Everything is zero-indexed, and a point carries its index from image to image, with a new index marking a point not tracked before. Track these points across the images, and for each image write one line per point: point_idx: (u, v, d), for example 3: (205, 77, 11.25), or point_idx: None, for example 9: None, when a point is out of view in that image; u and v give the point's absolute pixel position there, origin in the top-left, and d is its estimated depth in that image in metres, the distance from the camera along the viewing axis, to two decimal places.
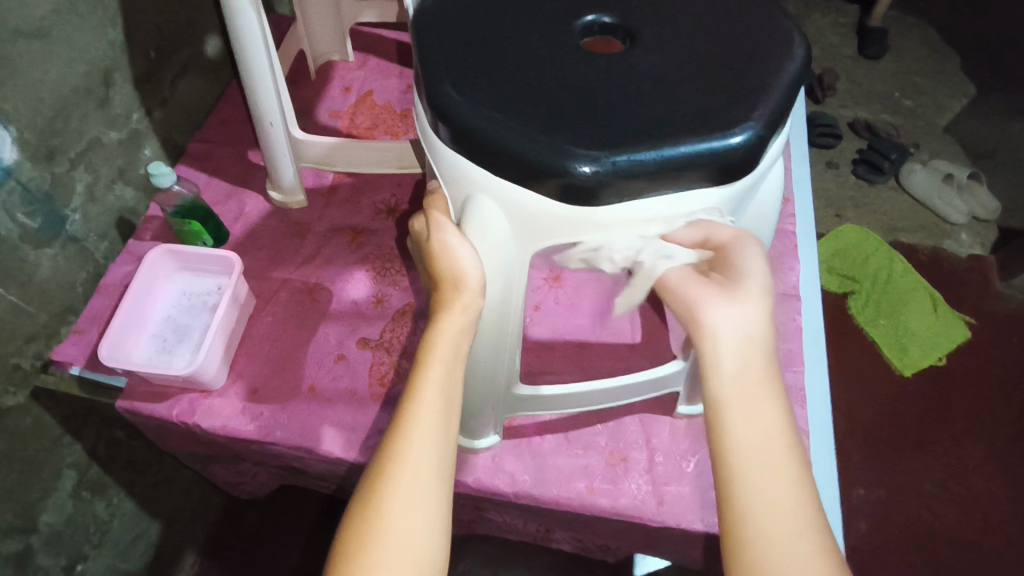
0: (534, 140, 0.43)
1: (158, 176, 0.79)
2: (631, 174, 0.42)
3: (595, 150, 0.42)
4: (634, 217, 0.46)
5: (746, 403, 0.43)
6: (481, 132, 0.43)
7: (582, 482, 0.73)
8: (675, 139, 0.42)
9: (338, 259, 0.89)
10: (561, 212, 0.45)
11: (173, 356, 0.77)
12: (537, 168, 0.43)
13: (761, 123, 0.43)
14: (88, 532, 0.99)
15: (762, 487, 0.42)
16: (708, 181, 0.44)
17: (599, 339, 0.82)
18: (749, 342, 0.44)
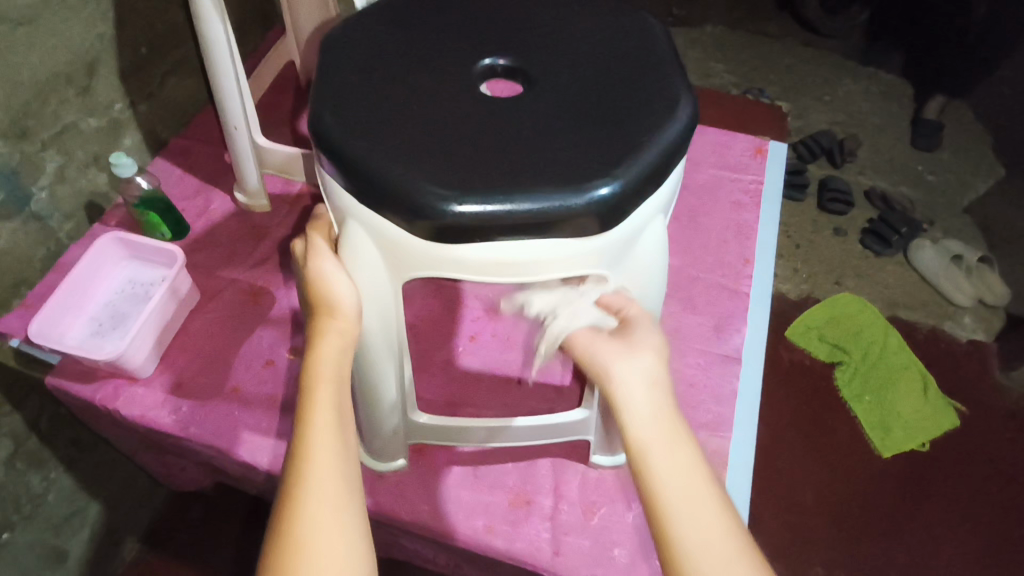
0: (393, 172, 0.43)
1: (118, 166, 0.82)
2: (481, 218, 0.42)
3: (449, 190, 0.42)
4: (497, 261, 0.45)
5: (667, 441, 0.46)
6: (345, 160, 0.44)
7: (481, 521, 0.72)
8: (531, 187, 0.42)
9: (289, 266, 0.91)
10: (424, 248, 0.45)
11: (104, 340, 0.78)
12: (394, 201, 0.43)
13: (622, 181, 0.42)
14: (19, 503, 1.01)
15: (691, 511, 0.44)
16: (567, 232, 0.43)
17: (528, 376, 0.82)
18: (661, 380, 0.49)
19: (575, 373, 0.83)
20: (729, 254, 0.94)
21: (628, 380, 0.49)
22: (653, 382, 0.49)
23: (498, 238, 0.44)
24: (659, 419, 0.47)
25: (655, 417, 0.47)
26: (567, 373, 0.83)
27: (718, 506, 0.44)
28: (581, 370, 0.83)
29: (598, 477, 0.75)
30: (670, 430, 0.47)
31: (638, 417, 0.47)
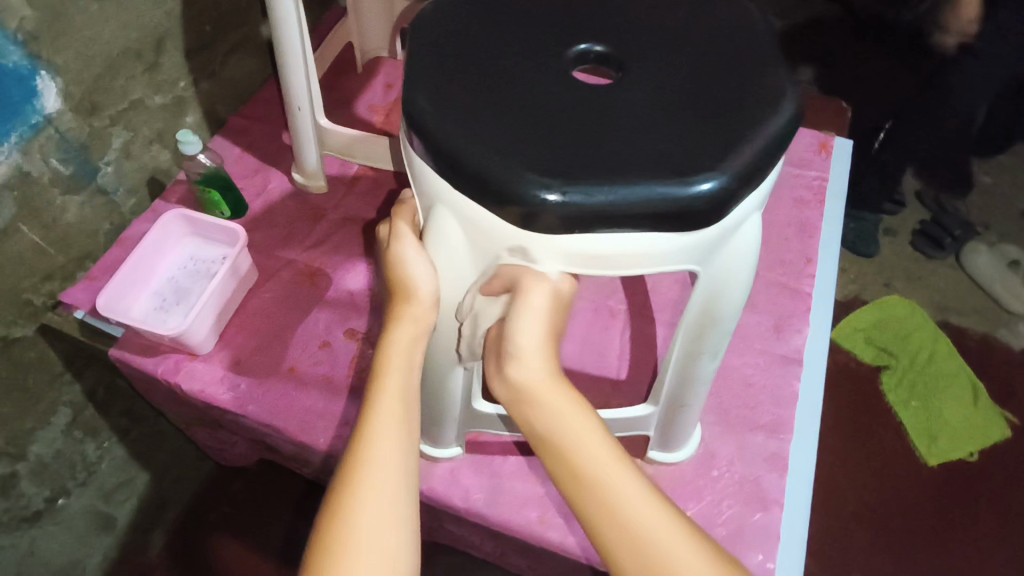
0: (490, 159, 0.42)
1: (184, 144, 0.82)
2: (583, 210, 0.41)
3: (548, 178, 0.41)
4: (590, 253, 0.44)
5: (557, 446, 0.48)
6: (443, 147, 0.43)
7: (534, 512, 0.71)
8: (634, 180, 0.41)
9: (345, 248, 0.91)
10: (517, 237, 0.44)
11: (168, 316, 0.80)
12: (489, 186, 0.42)
13: (728, 176, 0.41)
14: (75, 470, 1.03)
15: (595, 503, 0.46)
16: (665, 227, 0.42)
17: (583, 368, 0.81)
18: (539, 389, 0.49)
19: (632, 368, 0.82)
20: (790, 252, 0.92)
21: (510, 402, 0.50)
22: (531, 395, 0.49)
23: (594, 230, 0.42)
24: (558, 425, 0.48)
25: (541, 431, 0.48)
26: (623, 367, 0.82)
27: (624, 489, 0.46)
28: (638, 364, 0.82)
29: (655, 474, 0.74)
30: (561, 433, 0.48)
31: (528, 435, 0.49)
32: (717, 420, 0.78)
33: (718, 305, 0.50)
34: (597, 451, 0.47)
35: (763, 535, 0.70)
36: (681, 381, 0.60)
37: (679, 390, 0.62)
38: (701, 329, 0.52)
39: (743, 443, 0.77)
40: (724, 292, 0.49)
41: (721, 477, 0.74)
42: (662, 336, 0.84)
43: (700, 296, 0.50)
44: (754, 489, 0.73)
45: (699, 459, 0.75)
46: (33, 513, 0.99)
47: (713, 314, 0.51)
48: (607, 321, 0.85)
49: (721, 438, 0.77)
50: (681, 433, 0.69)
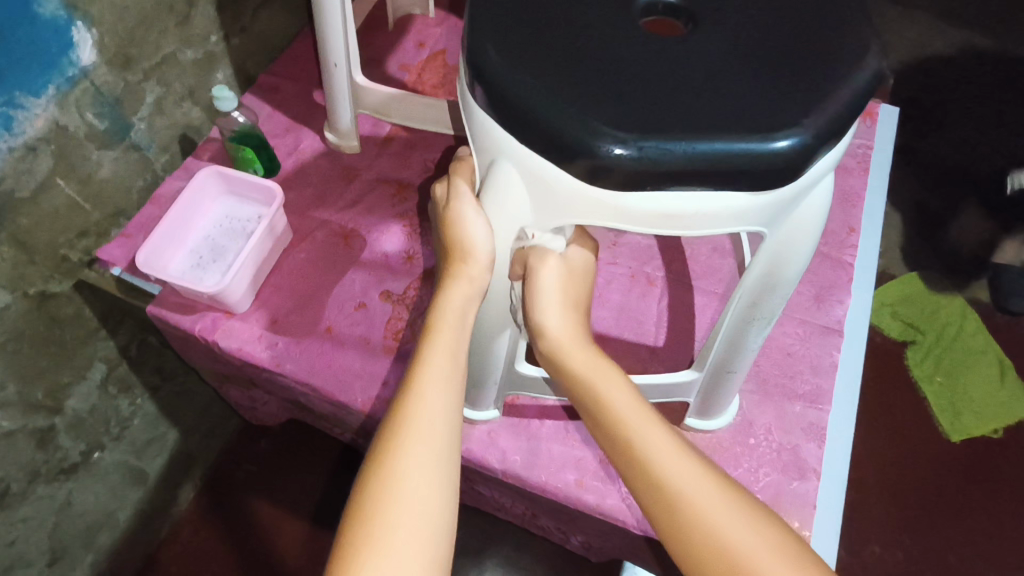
0: (561, 110, 0.40)
1: (219, 100, 0.81)
2: (657, 165, 0.39)
3: (623, 131, 0.39)
4: (658, 212, 0.43)
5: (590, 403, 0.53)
6: (511, 97, 0.42)
7: (572, 475, 0.72)
8: (712, 134, 0.39)
9: (378, 209, 0.90)
10: (582, 192, 0.42)
11: (205, 274, 0.79)
12: (560, 139, 0.40)
13: (809, 133, 0.40)
14: (109, 424, 1.05)
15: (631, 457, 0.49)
16: (741, 185, 0.41)
17: (620, 334, 0.81)
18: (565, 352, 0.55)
19: (670, 335, 0.81)
20: (833, 222, 0.90)
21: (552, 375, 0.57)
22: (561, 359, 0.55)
23: (667, 187, 0.41)
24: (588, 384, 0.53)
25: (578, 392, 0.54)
26: (661, 334, 0.81)
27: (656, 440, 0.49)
28: (675, 332, 0.81)
29: (691, 440, 0.74)
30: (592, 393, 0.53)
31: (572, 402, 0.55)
32: (755, 388, 0.78)
33: (782, 268, 0.49)
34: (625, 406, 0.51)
35: (801, 502, 0.70)
36: (730, 347, 0.59)
37: (728, 357, 0.61)
38: (762, 293, 0.51)
39: (782, 412, 0.76)
40: (790, 255, 0.48)
41: (759, 445, 0.74)
42: (700, 303, 0.83)
43: (764, 260, 0.49)
44: (792, 458, 0.73)
45: (737, 427, 0.75)
46: (70, 465, 1.00)
47: (776, 278, 0.50)
48: (644, 288, 0.84)
49: (760, 406, 0.76)
50: (722, 401, 0.68)
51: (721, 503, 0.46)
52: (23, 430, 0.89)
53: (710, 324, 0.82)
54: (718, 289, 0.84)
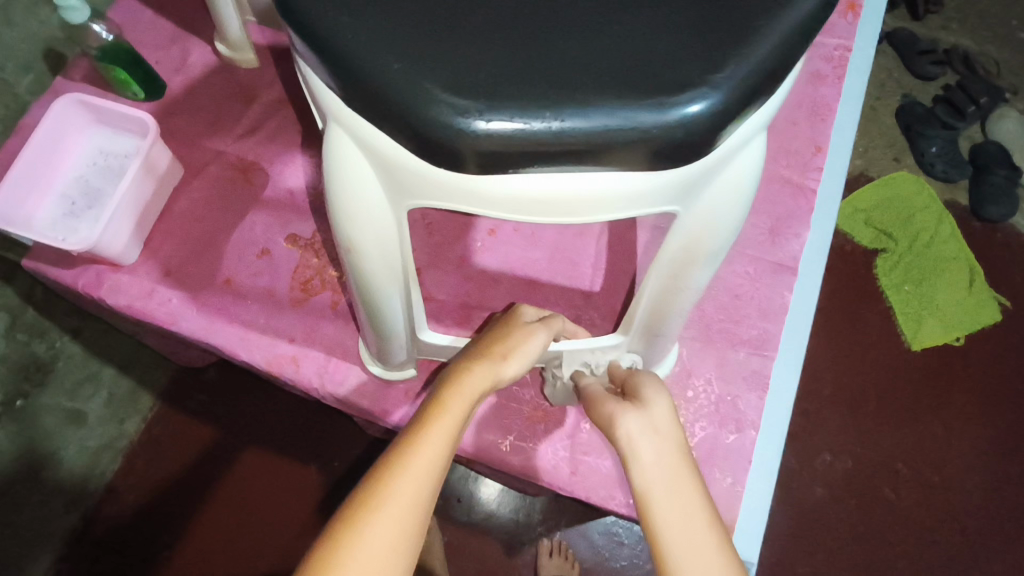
0: (398, 70, 0.31)
1: (66, 10, 0.67)
2: (520, 141, 0.31)
3: (468, 100, 0.31)
4: (534, 196, 0.35)
5: (655, 452, 0.46)
6: (334, 48, 0.32)
7: (495, 436, 0.68)
8: (592, 101, 0.31)
9: (281, 137, 0.78)
10: (440, 176, 0.35)
11: (79, 223, 0.70)
12: (392, 109, 0.32)
13: (718, 96, 0.31)
14: (27, 371, 0.95)
15: (671, 511, 0.43)
16: (634, 164, 0.33)
17: (553, 279, 0.73)
18: (658, 424, 0.48)
19: (607, 278, 0.73)
20: (797, 140, 0.80)
21: (633, 435, 0.47)
22: (650, 428, 0.48)
23: (535, 168, 0.33)
24: (658, 449, 0.46)
25: (631, 448, 0.47)
26: (598, 278, 0.73)
27: (690, 500, 0.44)
28: (613, 275, 0.74)
29: None
30: (671, 464, 0.46)
31: (638, 463, 0.46)
32: (698, 336, 0.72)
33: (702, 243, 0.40)
34: (675, 465, 0.46)
35: (735, 458, 0.67)
36: (654, 314, 0.52)
37: (655, 323, 0.54)
38: (680, 269, 0.43)
39: (724, 361, 0.71)
40: (711, 231, 0.39)
41: (697, 397, 0.69)
42: (643, 241, 0.75)
43: (679, 239, 0.41)
44: (730, 410, 0.69)
45: (675, 378, 0.70)
46: None
47: (695, 252, 0.42)
48: (582, 225, 0.76)
49: (701, 355, 0.71)
50: (657, 356, 0.62)
51: (682, 490, 0.45)
52: None
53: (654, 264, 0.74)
54: (663, 224, 0.76)
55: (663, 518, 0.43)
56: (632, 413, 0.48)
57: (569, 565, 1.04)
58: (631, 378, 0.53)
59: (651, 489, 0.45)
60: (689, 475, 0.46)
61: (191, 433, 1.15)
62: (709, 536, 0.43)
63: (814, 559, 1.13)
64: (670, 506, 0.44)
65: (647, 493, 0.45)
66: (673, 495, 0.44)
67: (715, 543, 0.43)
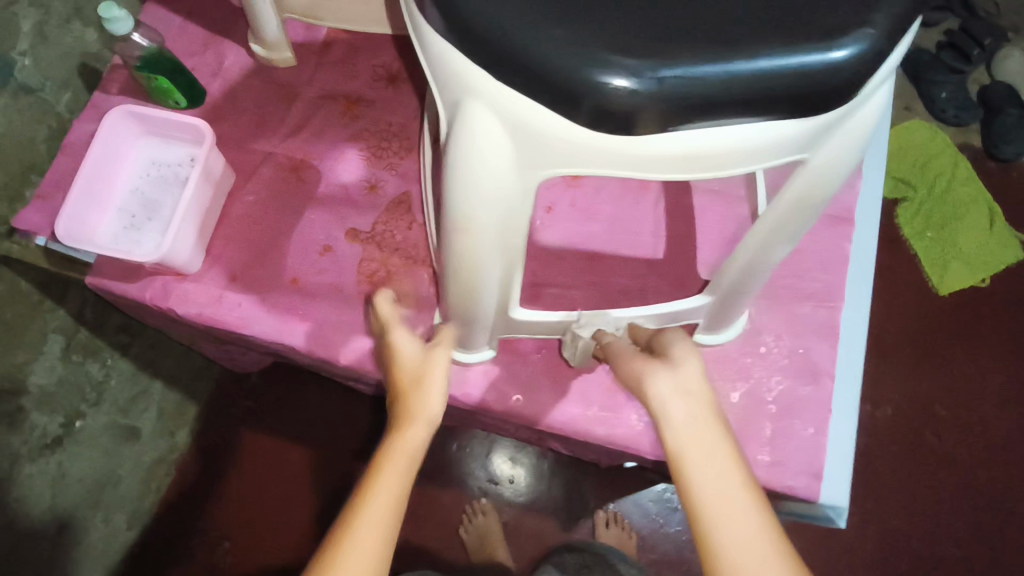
0: (560, 39, 0.33)
1: (110, 21, 0.66)
2: (685, 97, 0.33)
3: (638, 60, 0.32)
4: (679, 152, 0.36)
5: (689, 414, 0.45)
6: (490, 23, 0.34)
7: (577, 408, 0.69)
8: (753, 51, 0.32)
9: (328, 133, 0.78)
10: (588, 140, 0.35)
11: (142, 235, 0.70)
12: (556, 76, 0.33)
13: (870, 39, 0.33)
14: (83, 391, 0.95)
15: (706, 474, 0.42)
16: (789, 111, 0.34)
17: (615, 250, 0.74)
18: (690, 386, 0.46)
19: (669, 244, 0.74)
20: None
21: (661, 394, 0.46)
22: (681, 389, 0.46)
23: (692, 123, 0.34)
24: (690, 412, 0.45)
25: (660, 410, 0.45)
26: (660, 245, 0.74)
27: (728, 465, 0.42)
28: (674, 240, 0.74)
29: (699, 356, 0.71)
30: (705, 425, 0.44)
31: (671, 426, 0.44)
32: (763, 294, 0.73)
33: (818, 191, 0.41)
34: (708, 429, 0.44)
35: (813, 408, 0.68)
36: (745, 272, 0.53)
37: (742, 280, 0.55)
38: (790, 219, 0.44)
39: (792, 315, 0.72)
40: (832, 177, 0.40)
41: (770, 353, 0.71)
42: (700, 204, 0.76)
43: (798, 187, 0.41)
44: (804, 363, 0.70)
45: (746, 337, 0.71)
46: (52, 440, 0.91)
47: (809, 201, 0.42)
48: (637, 194, 0.76)
49: (769, 312, 0.72)
50: (732, 315, 0.63)
51: (714, 448, 0.43)
52: None
53: (715, 226, 0.75)
54: (717, 186, 0.76)
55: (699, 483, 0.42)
56: (660, 371, 0.47)
57: (627, 534, 1.06)
58: (656, 339, 0.52)
59: (685, 447, 0.43)
60: (717, 428, 0.44)
61: (240, 440, 1.15)
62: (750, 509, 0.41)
63: (881, 516, 1.11)
64: (707, 468, 0.42)
65: (681, 453, 0.43)
66: (710, 459, 0.42)
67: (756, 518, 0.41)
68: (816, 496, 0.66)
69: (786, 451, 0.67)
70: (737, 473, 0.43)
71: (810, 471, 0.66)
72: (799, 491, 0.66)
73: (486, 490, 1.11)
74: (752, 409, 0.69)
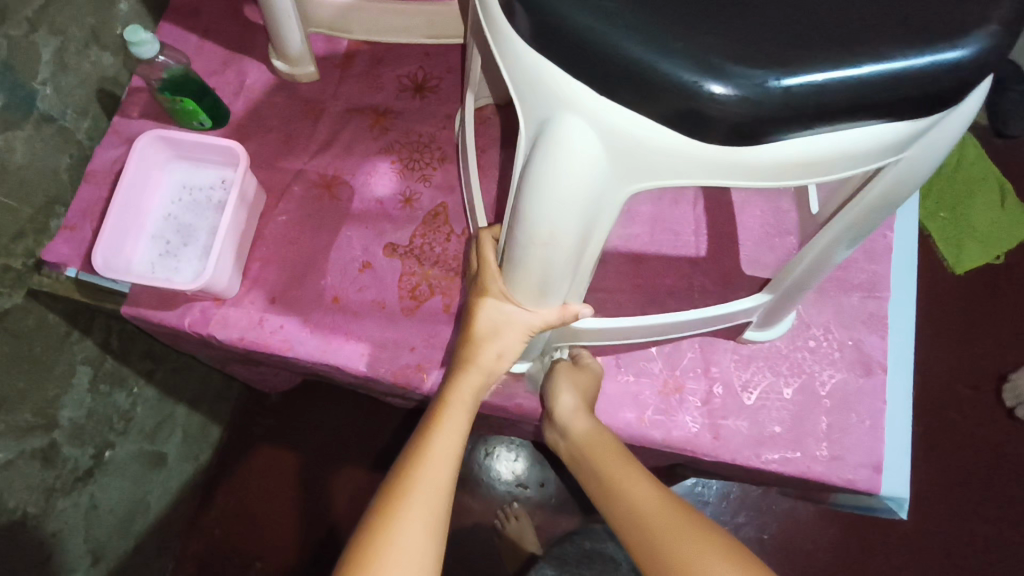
0: (666, 48, 0.32)
1: (137, 45, 0.64)
2: (798, 104, 0.31)
3: (761, 67, 0.31)
4: (786, 158, 0.35)
5: (579, 452, 0.57)
6: (595, 33, 0.32)
7: (632, 413, 0.68)
8: (869, 54, 0.31)
9: (358, 146, 0.77)
10: (686, 151, 0.34)
11: (178, 262, 0.68)
12: (664, 88, 0.32)
13: (988, 38, 0.32)
14: (111, 422, 0.92)
15: (598, 485, 0.52)
16: (900, 115, 0.33)
17: (658, 251, 0.73)
18: (576, 424, 0.59)
19: (711, 241, 0.73)
20: None
21: (562, 445, 0.60)
22: (569, 433, 0.59)
23: (812, 129, 0.33)
24: (578, 447, 0.57)
25: (566, 456, 0.59)
26: (702, 243, 0.73)
27: (617, 472, 0.52)
28: (716, 237, 0.74)
29: (751, 353, 0.70)
30: (588, 453, 0.55)
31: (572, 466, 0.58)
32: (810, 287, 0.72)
33: (901, 189, 0.40)
34: (592, 450, 0.55)
35: (869, 400, 0.68)
36: (810, 272, 0.52)
37: (806, 277, 0.53)
38: (864, 218, 0.44)
39: (840, 307, 0.71)
40: (919, 177, 0.39)
41: (820, 346, 0.70)
42: (739, 200, 0.75)
43: (883, 188, 0.40)
44: (856, 354, 0.69)
45: (795, 331, 0.71)
46: (82, 473, 0.88)
47: (890, 200, 0.41)
48: (675, 193, 0.76)
49: (817, 305, 0.72)
50: (784, 312, 0.63)
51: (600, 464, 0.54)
52: (20, 456, 0.78)
53: (756, 222, 0.74)
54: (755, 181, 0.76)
55: (599, 501, 0.51)
56: (552, 427, 0.62)
57: None
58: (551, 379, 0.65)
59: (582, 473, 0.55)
60: (597, 443, 0.56)
61: (267, 459, 1.14)
62: (639, 495, 0.48)
63: (921, 500, 1.09)
64: (597, 480, 0.53)
65: (581, 478, 0.55)
66: (599, 474, 0.53)
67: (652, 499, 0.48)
68: (878, 489, 0.65)
69: (846, 445, 0.66)
70: (627, 472, 0.51)
71: (871, 464, 0.65)
72: (861, 485, 0.65)
73: (516, 495, 1.10)
74: (807, 404, 0.68)
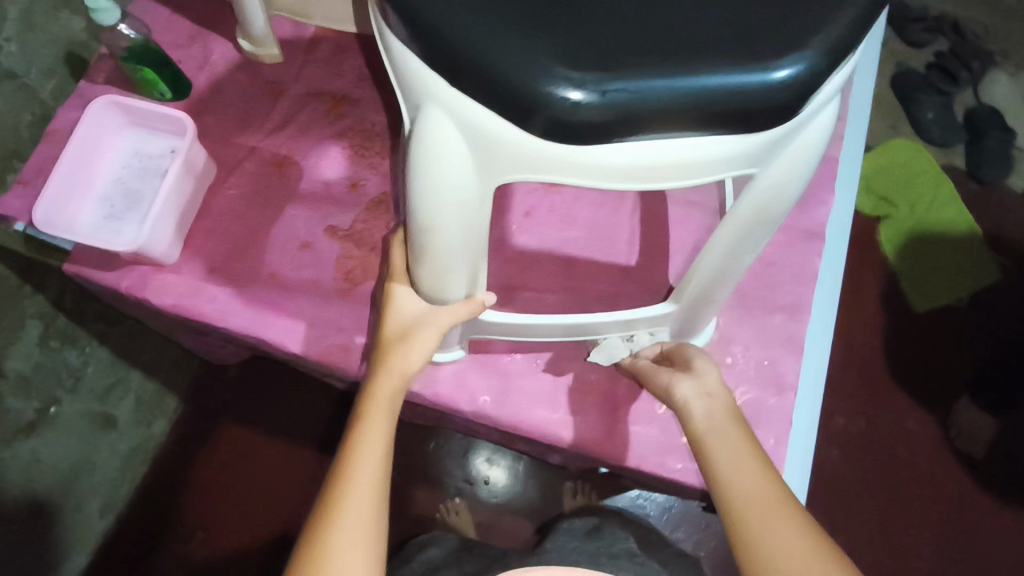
0: (513, 50, 0.35)
1: (98, 12, 0.66)
2: (631, 108, 0.35)
3: (599, 73, 0.35)
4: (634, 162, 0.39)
5: (711, 417, 0.53)
6: (452, 36, 0.36)
7: (546, 411, 0.70)
8: (699, 69, 0.35)
9: (313, 130, 0.79)
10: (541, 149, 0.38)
11: (122, 225, 0.70)
12: (513, 90, 0.35)
13: (813, 56, 0.36)
14: (58, 378, 0.91)
15: (723, 455, 0.49)
16: (732, 127, 0.37)
17: (592, 257, 0.75)
18: (716, 392, 0.56)
19: (643, 252, 0.75)
20: None
21: (686, 395, 0.56)
22: (707, 396, 0.55)
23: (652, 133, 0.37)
24: (709, 408, 0.54)
25: (686, 410, 0.55)
26: (634, 253, 0.75)
27: (752, 457, 0.48)
28: (649, 249, 0.75)
29: None
30: (725, 424, 0.52)
31: (694, 420, 0.53)
32: (736, 305, 0.74)
33: (773, 203, 0.43)
34: (727, 426, 0.52)
35: (777, 418, 0.69)
36: (709, 285, 0.55)
37: (710, 289, 0.56)
38: (751, 233, 0.46)
39: (763, 327, 0.73)
40: (779, 192, 0.42)
41: (736, 362, 0.72)
42: (676, 215, 0.77)
43: (752, 202, 0.43)
44: (770, 374, 0.71)
45: (715, 346, 0.72)
46: (26, 426, 0.88)
47: (764, 214, 0.44)
48: (615, 202, 0.78)
49: (739, 323, 0.73)
50: (702, 321, 0.64)
51: (734, 442, 0.50)
52: None
53: (689, 237, 0.76)
54: (694, 198, 0.78)
55: (721, 474, 0.48)
56: (683, 377, 0.57)
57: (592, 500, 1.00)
58: (677, 351, 0.63)
59: (704, 434, 0.52)
60: (733, 420, 0.52)
61: (233, 437, 1.13)
62: (773, 495, 0.46)
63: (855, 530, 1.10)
64: (726, 449, 0.49)
65: (700, 434, 0.52)
66: (727, 446, 0.50)
67: (788, 505, 0.45)
68: None
69: None
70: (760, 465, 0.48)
71: None
72: None
73: (460, 490, 1.05)
74: None
